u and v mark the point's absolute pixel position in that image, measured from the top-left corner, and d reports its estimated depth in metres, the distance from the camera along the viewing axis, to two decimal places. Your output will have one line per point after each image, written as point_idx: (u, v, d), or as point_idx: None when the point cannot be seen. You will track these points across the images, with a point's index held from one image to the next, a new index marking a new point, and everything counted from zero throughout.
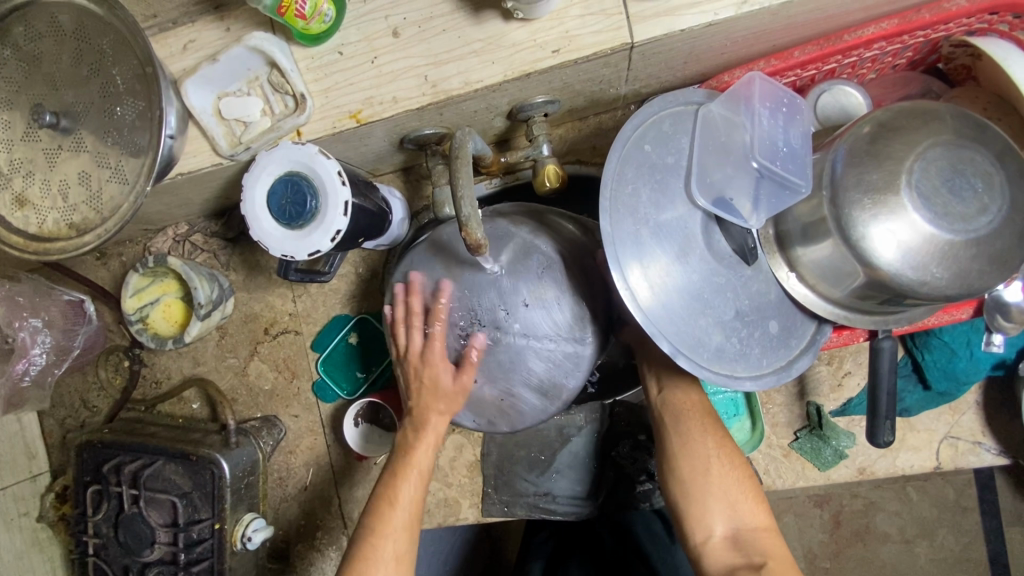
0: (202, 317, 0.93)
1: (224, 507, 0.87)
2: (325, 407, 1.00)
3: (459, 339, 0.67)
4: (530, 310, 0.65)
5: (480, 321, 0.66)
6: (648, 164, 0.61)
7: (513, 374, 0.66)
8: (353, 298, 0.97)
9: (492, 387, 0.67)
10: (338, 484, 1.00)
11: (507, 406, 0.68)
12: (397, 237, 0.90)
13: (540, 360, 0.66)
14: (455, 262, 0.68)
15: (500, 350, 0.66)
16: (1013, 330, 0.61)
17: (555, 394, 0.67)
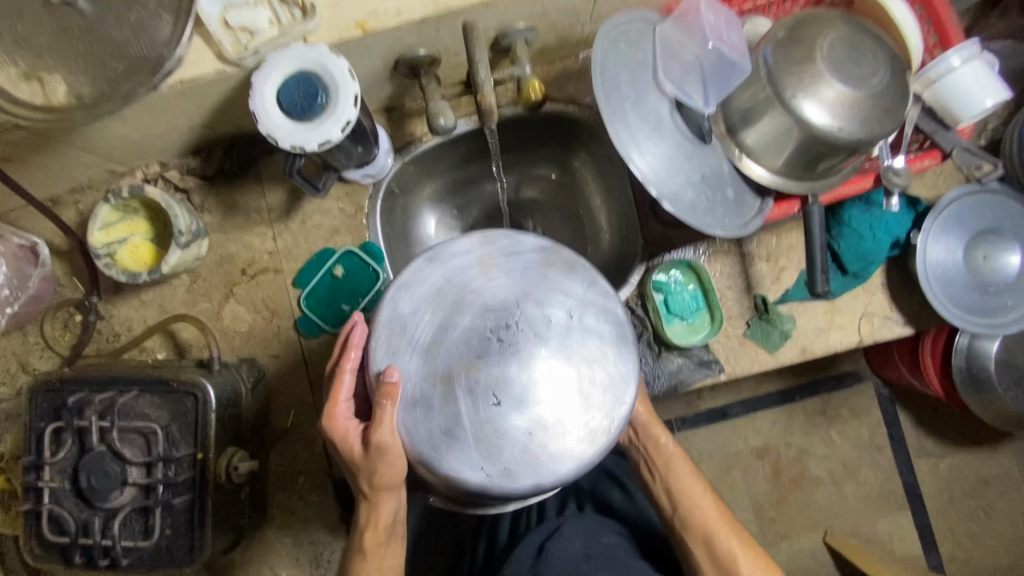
0: (181, 245, 0.91)
1: (209, 435, 0.83)
2: (307, 345, 0.99)
3: (493, 350, 0.65)
4: (569, 331, 0.67)
5: (519, 330, 0.66)
6: (624, 58, 0.74)
7: (547, 399, 0.65)
8: (336, 233, 0.99)
9: (517, 417, 0.64)
10: (321, 423, 0.98)
11: (532, 444, 0.65)
12: (383, 170, 0.97)
13: (576, 385, 0.66)
14: (495, 266, 0.68)
15: (536, 367, 0.65)
16: (901, 181, 0.77)
17: (592, 426, 0.66)
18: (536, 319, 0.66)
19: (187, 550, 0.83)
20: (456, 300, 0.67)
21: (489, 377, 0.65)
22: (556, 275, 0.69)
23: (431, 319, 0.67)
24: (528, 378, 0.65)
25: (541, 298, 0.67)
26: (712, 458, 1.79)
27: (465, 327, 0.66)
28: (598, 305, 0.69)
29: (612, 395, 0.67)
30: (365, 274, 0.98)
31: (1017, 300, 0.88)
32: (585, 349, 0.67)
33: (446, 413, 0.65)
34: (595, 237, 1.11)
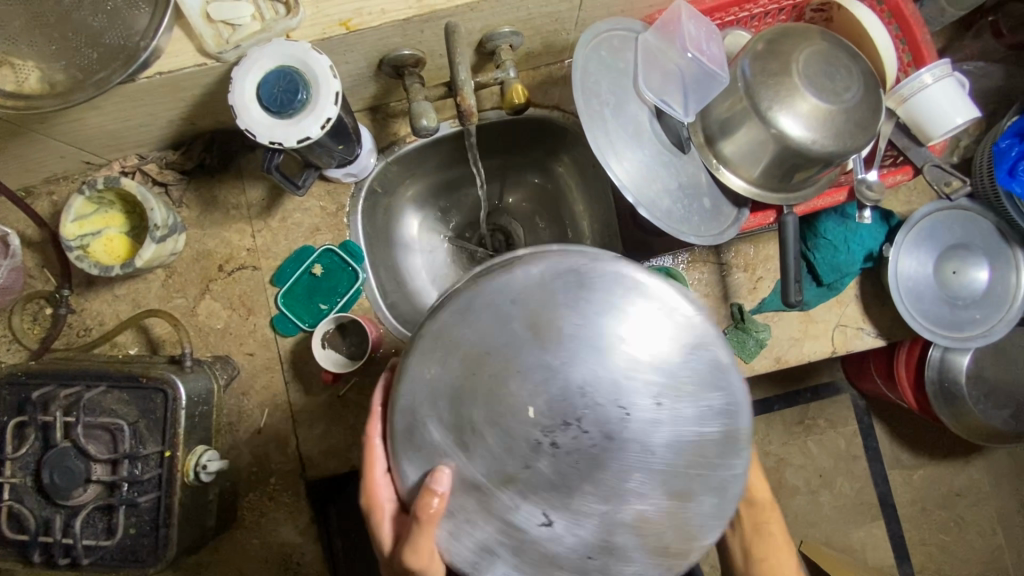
0: (156, 240, 0.89)
1: (177, 432, 0.81)
2: (283, 343, 0.98)
3: (547, 445, 0.58)
4: (652, 420, 0.59)
5: (578, 420, 0.58)
6: (606, 65, 0.75)
7: (618, 498, 0.60)
8: (316, 231, 0.99)
9: (576, 525, 0.60)
10: (295, 423, 0.97)
11: (590, 564, 0.62)
12: (365, 169, 0.97)
13: (654, 482, 0.60)
14: (552, 331, 0.59)
15: (607, 462, 0.59)
16: (873, 195, 0.78)
17: (673, 532, 0.62)
18: (624, 429, 0.59)
19: (151, 550, 0.81)
20: (501, 371, 0.59)
21: (539, 487, 0.60)
22: (652, 368, 0.60)
23: (467, 409, 0.59)
24: (603, 492, 0.60)
25: (635, 398, 0.59)
26: None
27: (539, 421, 0.58)
28: (695, 412, 0.60)
29: (698, 513, 0.62)
30: (343, 273, 0.97)
31: (985, 315, 0.89)
32: (677, 466, 0.60)
33: (496, 523, 0.61)
34: (577, 243, 1.11)
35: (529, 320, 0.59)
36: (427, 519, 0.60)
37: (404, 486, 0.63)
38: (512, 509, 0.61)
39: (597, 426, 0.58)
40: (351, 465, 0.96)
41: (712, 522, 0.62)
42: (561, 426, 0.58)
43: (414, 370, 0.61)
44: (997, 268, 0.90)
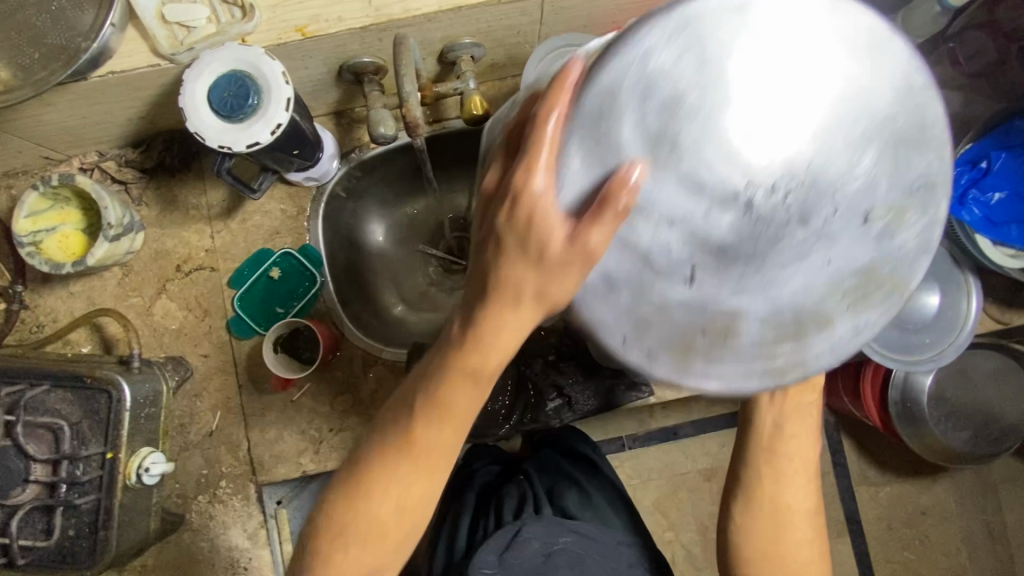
0: (110, 239, 0.89)
1: (121, 434, 0.81)
2: (239, 346, 0.97)
3: (724, 218, 0.42)
4: (851, 224, 0.43)
5: (787, 202, 0.42)
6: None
7: (771, 292, 0.44)
8: (276, 234, 0.98)
9: (704, 308, 0.45)
10: (247, 427, 0.96)
11: (696, 336, 0.46)
12: (326, 173, 0.97)
13: (814, 297, 0.45)
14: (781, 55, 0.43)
15: (781, 251, 0.43)
16: None
17: (792, 368, 0.47)
18: (824, 195, 0.42)
19: (88, 553, 0.80)
20: (690, 98, 0.42)
21: (696, 252, 0.43)
22: (868, 149, 0.43)
23: (635, 105, 0.43)
24: (744, 290, 0.44)
25: (838, 175, 0.43)
26: (661, 477, 1.81)
27: (705, 175, 0.41)
28: (893, 233, 0.45)
29: (832, 344, 0.47)
30: (300, 277, 0.97)
31: (934, 339, 0.90)
32: (852, 281, 0.45)
33: (629, 261, 0.44)
34: None
35: (761, 46, 0.43)
36: (531, 203, 0.44)
37: (539, 184, 0.44)
38: (627, 273, 0.45)
39: (791, 183, 0.42)
40: (302, 471, 0.95)
41: (841, 357, 0.48)
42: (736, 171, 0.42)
43: (619, 67, 0.43)
44: (948, 294, 0.91)
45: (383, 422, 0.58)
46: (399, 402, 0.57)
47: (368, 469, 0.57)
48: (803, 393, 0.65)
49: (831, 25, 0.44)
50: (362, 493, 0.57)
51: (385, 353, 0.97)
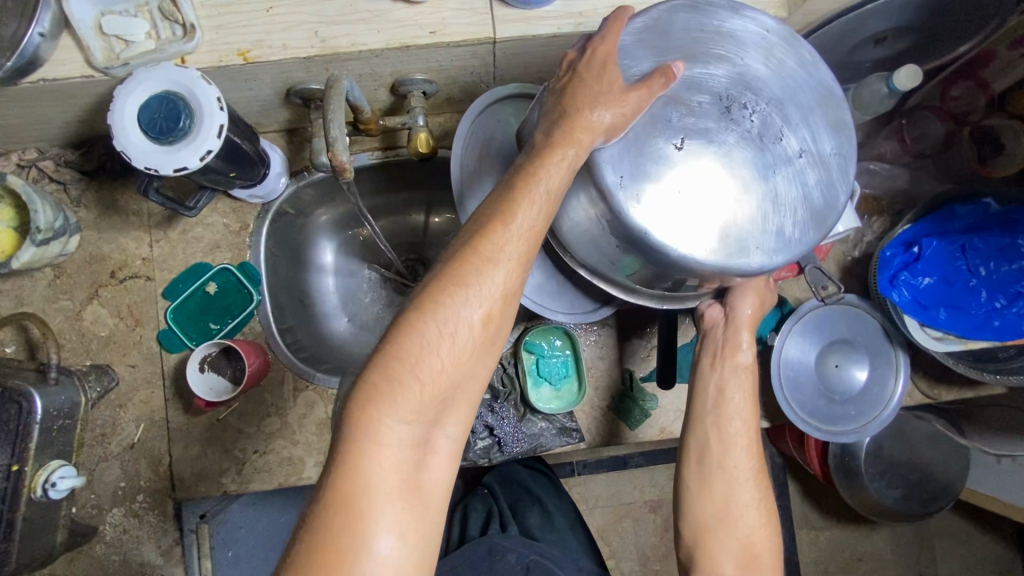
0: (37, 243, 0.87)
1: (29, 447, 0.79)
2: (169, 358, 0.95)
3: (692, 99, 0.60)
4: (789, 157, 0.61)
5: (754, 100, 0.61)
6: (488, 142, 0.79)
7: (721, 175, 0.60)
8: (217, 248, 0.97)
9: (706, 172, 0.59)
10: (170, 442, 0.94)
11: (676, 185, 0.59)
12: (273, 191, 0.96)
13: (764, 201, 0.60)
14: (787, 51, 0.63)
15: (740, 144, 0.60)
16: None
17: (742, 252, 0.60)
18: (785, 107, 0.62)
19: None
20: (673, 53, 0.62)
21: (692, 134, 0.60)
22: (824, 120, 0.63)
23: (669, 48, 0.62)
24: (718, 148, 0.60)
25: (791, 110, 0.62)
26: (607, 504, 1.85)
27: (702, 78, 0.61)
28: (821, 175, 0.62)
29: (764, 242, 0.60)
30: (238, 293, 0.96)
31: (859, 411, 0.92)
32: (786, 196, 0.61)
33: (640, 120, 0.60)
34: None
35: (705, 48, 0.62)
36: (605, 50, 0.62)
37: (602, 51, 0.62)
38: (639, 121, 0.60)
39: (755, 95, 0.61)
40: (222, 492, 0.93)
41: (772, 257, 0.61)
42: (720, 79, 0.61)
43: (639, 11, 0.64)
44: (878, 368, 0.92)
45: (446, 262, 0.60)
46: (461, 249, 0.60)
47: (433, 297, 0.58)
48: (735, 358, 0.80)
49: (801, 52, 0.63)
50: (426, 324, 0.57)
51: (317, 379, 0.97)
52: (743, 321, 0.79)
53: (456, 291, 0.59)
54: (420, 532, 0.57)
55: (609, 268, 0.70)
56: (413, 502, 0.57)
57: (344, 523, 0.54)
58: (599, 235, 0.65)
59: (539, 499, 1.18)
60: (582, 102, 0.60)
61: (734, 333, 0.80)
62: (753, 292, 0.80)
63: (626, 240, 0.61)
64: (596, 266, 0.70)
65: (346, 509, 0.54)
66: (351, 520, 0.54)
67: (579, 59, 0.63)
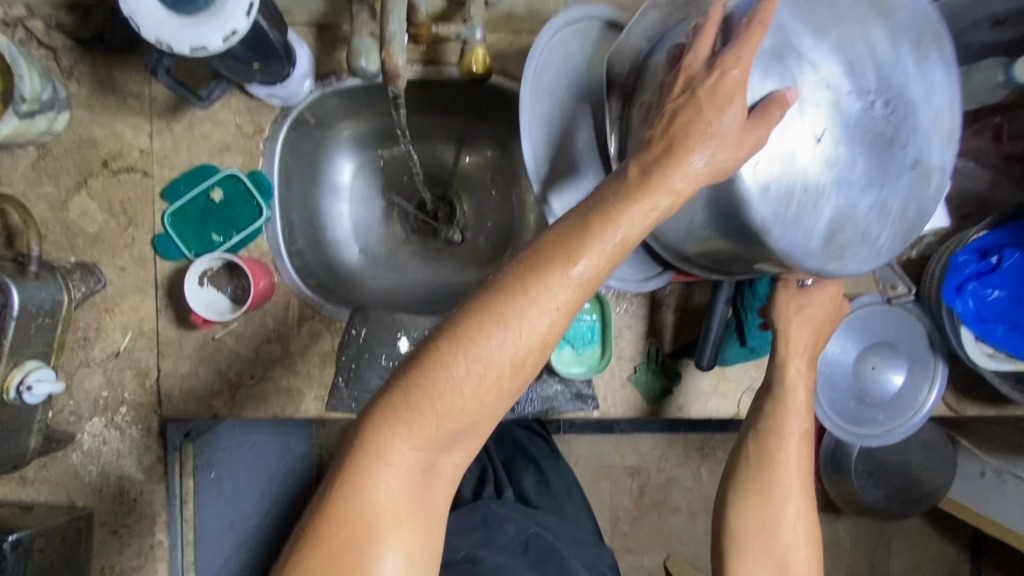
0: (21, 115, 0.76)
1: (2, 345, 0.71)
2: (163, 266, 0.87)
3: (831, 71, 0.50)
4: (907, 164, 0.53)
5: (893, 90, 0.52)
6: (566, 73, 0.66)
7: (844, 167, 0.51)
8: (226, 150, 0.86)
9: (830, 161, 0.50)
10: (160, 356, 0.87)
11: (796, 166, 0.50)
12: (295, 95, 0.84)
13: (872, 206, 0.53)
14: (934, 48, 0.54)
15: (869, 136, 0.51)
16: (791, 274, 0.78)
17: (835, 254, 0.53)
18: (917, 111, 0.53)
19: None
20: (819, 15, 0.52)
21: (825, 110, 0.50)
22: (946, 132, 0.55)
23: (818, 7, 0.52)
24: (849, 136, 0.51)
25: (924, 115, 0.54)
26: (587, 465, 1.88)
27: (848, 49, 0.51)
28: (922, 196, 0.55)
29: (858, 251, 0.54)
30: (246, 205, 0.86)
31: (887, 418, 0.88)
32: (894, 206, 0.54)
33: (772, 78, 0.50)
34: (518, 237, 1.05)
35: (855, 20, 0.52)
36: (735, 70, 0.48)
37: (735, 74, 0.48)
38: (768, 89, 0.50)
39: (895, 87, 0.52)
40: (213, 414, 0.88)
41: (858, 269, 0.54)
42: (862, 64, 0.51)
43: None
44: (914, 374, 0.88)
45: (489, 295, 0.52)
46: (508, 286, 0.51)
47: (467, 332, 0.52)
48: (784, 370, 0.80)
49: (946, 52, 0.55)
50: (458, 361, 0.52)
51: (324, 310, 0.90)
52: (790, 327, 0.79)
53: (492, 332, 0.51)
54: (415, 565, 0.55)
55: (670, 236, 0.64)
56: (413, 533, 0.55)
57: (343, 545, 0.53)
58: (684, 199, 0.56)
59: (536, 464, 1.39)
60: (692, 129, 0.49)
61: (776, 344, 0.80)
62: (803, 297, 0.79)
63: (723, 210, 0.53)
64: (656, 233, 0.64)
65: (347, 529, 0.53)
66: (348, 542, 0.53)
67: (701, 79, 0.49)
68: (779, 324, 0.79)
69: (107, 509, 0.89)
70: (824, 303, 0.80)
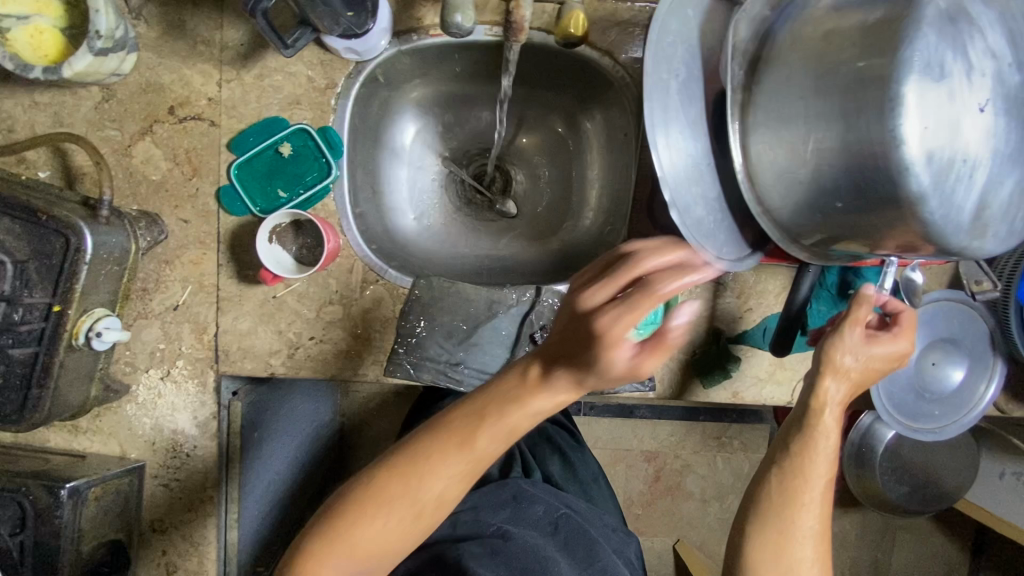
0: (95, 51, 0.73)
1: (73, 289, 0.69)
2: (227, 220, 0.85)
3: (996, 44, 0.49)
4: None
5: None
6: (684, 39, 0.61)
7: (1006, 142, 0.50)
8: (297, 105, 0.84)
9: (996, 136, 0.49)
10: (219, 311, 0.86)
11: (965, 137, 0.48)
12: (372, 51, 0.82)
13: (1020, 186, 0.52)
14: None
15: None
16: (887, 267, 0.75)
17: (980, 233, 0.52)
18: None
19: (16, 408, 0.71)
20: None
21: (994, 82, 0.49)
22: None
23: None
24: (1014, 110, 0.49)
25: None
26: (605, 447, 1.89)
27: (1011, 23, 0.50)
28: None
29: (998, 231, 0.53)
30: (315, 162, 0.84)
31: (943, 412, 0.89)
32: None
33: (946, 44, 0.48)
34: (577, 212, 1.03)
35: None
36: (641, 270, 0.57)
37: (676, 279, 0.54)
38: (941, 50, 0.48)
39: None
40: (270, 373, 0.87)
41: (993, 248, 0.54)
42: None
43: None
44: (972, 372, 0.89)
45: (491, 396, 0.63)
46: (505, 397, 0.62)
47: (437, 445, 0.63)
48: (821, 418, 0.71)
49: None
50: (458, 439, 0.62)
51: (388, 276, 0.88)
52: (838, 371, 0.71)
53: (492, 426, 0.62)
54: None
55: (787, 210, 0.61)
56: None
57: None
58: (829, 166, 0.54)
59: (559, 449, 1.26)
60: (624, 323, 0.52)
61: (815, 386, 0.72)
62: (865, 347, 0.72)
63: (879, 180, 0.51)
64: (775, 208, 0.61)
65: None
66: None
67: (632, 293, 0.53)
68: (826, 367, 0.71)
69: (158, 462, 0.88)
70: (882, 357, 0.72)
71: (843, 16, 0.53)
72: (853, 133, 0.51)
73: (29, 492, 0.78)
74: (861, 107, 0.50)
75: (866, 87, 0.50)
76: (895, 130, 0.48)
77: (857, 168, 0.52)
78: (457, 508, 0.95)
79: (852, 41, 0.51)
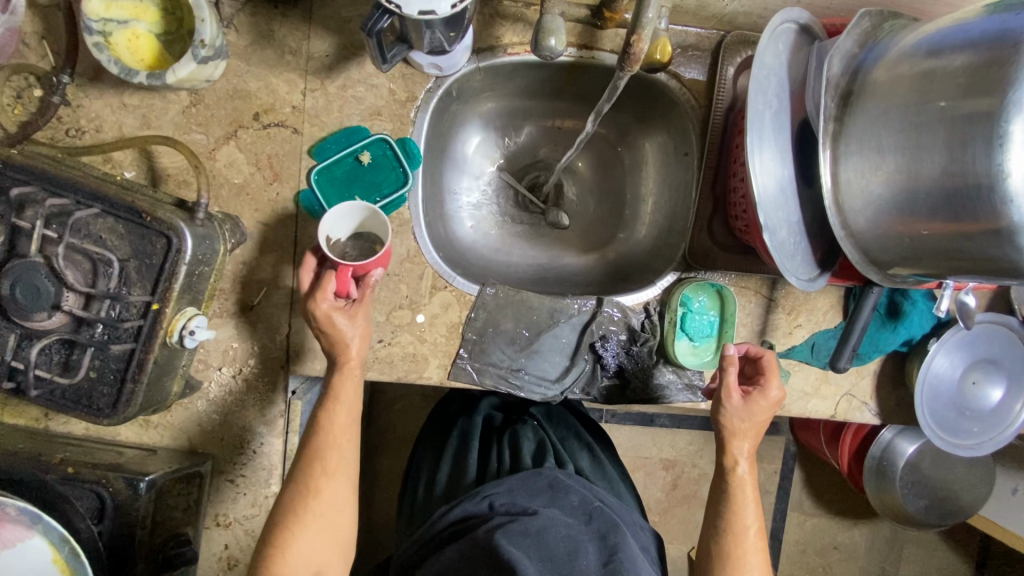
0: (198, 59, 0.75)
1: (171, 290, 0.71)
2: (304, 224, 0.87)
3: None
4: None
5: None
6: (777, 74, 0.68)
7: None
8: (379, 115, 0.87)
9: None
10: (291, 312, 0.88)
11: None
12: (454, 67, 0.85)
13: None
14: None
15: None
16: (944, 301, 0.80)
17: None
18: None
19: (109, 402, 0.73)
20: None
21: None
22: None
23: None
24: None
25: None
26: (624, 454, 1.92)
27: None
28: None
29: None
30: (393, 171, 0.87)
31: (981, 429, 0.94)
32: None
33: None
34: (630, 225, 1.07)
35: None
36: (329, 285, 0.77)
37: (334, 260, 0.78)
38: None
39: None
40: None
41: None
42: None
43: None
44: (1010, 391, 0.94)
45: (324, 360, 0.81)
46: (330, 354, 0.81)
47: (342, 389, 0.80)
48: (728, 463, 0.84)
49: None
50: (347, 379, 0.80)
51: (456, 283, 0.91)
52: (737, 434, 0.83)
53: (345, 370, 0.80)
54: (339, 519, 0.79)
55: (872, 235, 0.65)
56: (346, 464, 0.80)
57: (303, 496, 0.77)
58: (927, 197, 0.58)
59: (590, 445, 1.17)
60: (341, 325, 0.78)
61: (724, 449, 0.84)
62: (746, 406, 0.82)
63: (981, 213, 0.54)
64: (860, 231, 0.65)
65: (309, 470, 0.77)
66: (307, 500, 0.77)
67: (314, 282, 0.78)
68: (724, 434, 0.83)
69: (225, 458, 0.90)
70: (761, 408, 0.83)
71: (941, 56, 0.56)
72: (956, 165, 0.55)
73: (108, 484, 0.79)
74: (966, 142, 0.53)
75: (971, 123, 0.53)
76: (1002, 164, 0.52)
77: (957, 197, 0.55)
78: (492, 490, 0.90)
79: (956, 81, 0.55)
